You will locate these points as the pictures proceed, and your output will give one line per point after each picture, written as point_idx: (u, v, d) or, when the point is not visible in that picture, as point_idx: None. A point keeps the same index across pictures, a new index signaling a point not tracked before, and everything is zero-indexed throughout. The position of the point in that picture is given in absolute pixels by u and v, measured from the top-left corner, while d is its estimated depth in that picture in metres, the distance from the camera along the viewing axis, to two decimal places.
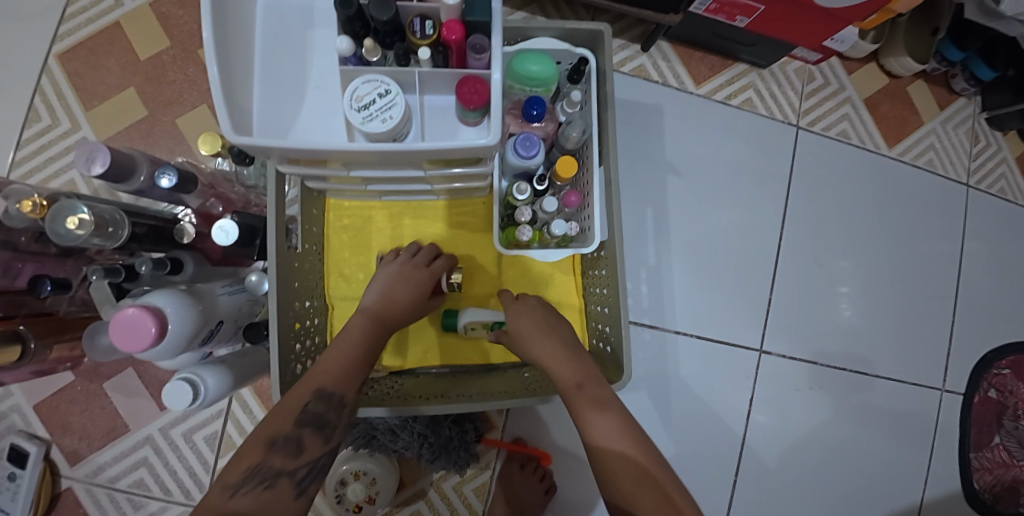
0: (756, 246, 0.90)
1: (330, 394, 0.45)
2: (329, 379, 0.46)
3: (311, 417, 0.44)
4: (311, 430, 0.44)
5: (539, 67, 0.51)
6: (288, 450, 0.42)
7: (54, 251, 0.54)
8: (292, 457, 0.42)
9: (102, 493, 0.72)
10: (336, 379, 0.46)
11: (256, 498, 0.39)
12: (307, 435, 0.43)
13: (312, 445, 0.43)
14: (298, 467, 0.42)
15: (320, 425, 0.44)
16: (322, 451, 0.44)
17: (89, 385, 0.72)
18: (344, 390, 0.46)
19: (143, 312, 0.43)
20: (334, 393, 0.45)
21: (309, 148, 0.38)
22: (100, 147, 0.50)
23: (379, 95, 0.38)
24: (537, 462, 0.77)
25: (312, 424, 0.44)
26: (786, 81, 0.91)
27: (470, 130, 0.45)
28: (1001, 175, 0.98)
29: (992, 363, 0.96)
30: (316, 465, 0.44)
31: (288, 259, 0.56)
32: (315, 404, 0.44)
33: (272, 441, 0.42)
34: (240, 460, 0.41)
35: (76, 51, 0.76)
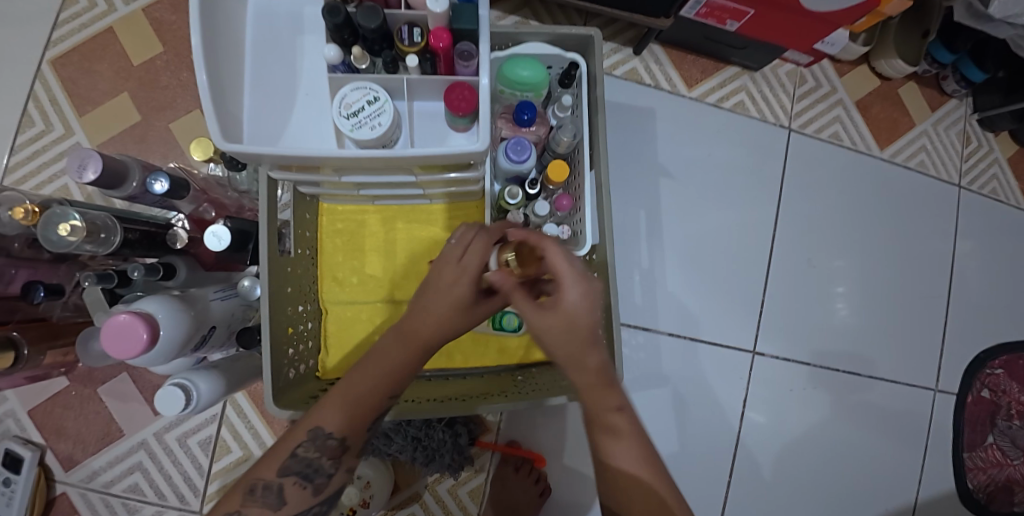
0: (749, 247, 0.90)
1: (324, 438, 0.40)
2: (355, 402, 0.40)
3: (298, 464, 0.40)
4: (295, 479, 0.40)
5: (529, 72, 0.51)
6: (267, 501, 0.39)
7: (47, 257, 0.55)
8: (272, 510, 0.39)
9: (97, 498, 0.72)
10: (341, 415, 0.40)
11: (281, 496, 0.40)
12: (289, 486, 0.40)
13: (294, 497, 0.40)
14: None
15: (307, 473, 0.41)
16: (308, 502, 0.41)
17: (84, 390, 0.73)
18: (346, 432, 0.41)
19: (135, 318, 0.43)
20: (330, 438, 0.40)
21: (299, 155, 0.38)
22: (92, 154, 0.50)
23: (368, 102, 0.39)
24: (532, 464, 0.77)
25: (297, 472, 0.40)
26: (779, 83, 0.92)
27: (461, 136, 0.45)
28: (992, 176, 0.99)
29: (984, 362, 0.97)
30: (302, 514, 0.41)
31: (282, 264, 0.56)
32: (306, 449, 0.40)
33: (252, 489, 0.40)
34: (274, 456, 0.41)
35: (70, 56, 0.76)
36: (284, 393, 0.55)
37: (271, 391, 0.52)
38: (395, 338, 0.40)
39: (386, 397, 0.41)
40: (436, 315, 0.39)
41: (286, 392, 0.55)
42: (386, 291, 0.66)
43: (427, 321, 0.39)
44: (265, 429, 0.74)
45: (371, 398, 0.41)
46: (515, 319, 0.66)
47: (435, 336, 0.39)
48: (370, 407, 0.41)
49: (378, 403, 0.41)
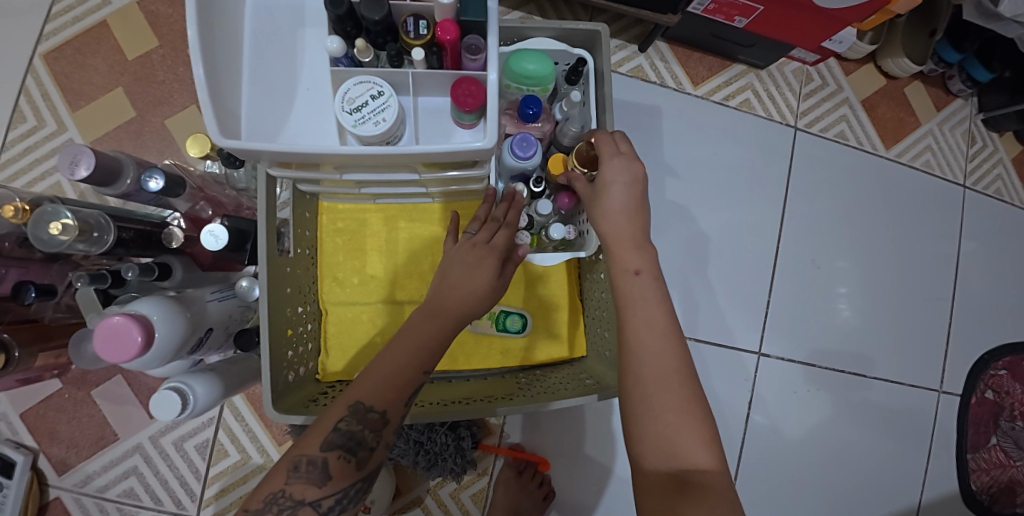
0: (754, 247, 0.89)
1: (366, 411, 0.39)
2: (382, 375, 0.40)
3: (342, 437, 0.38)
4: (340, 453, 0.38)
5: (536, 66, 0.50)
6: (311, 477, 0.37)
7: (40, 256, 0.53)
8: (316, 486, 0.37)
9: (90, 503, 0.71)
10: (381, 388, 0.40)
11: (326, 468, 0.37)
12: (334, 460, 0.38)
13: (340, 472, 0.38)
14: (323, 496, 0.37)
15: (352, 447, 0.38)
16: (353, 477, 0.38)
17: (77, 393, 0.71)
18: (387, 405, 0.40)
19: (128, 320, 0.41)
20: (371, 411, 0.39)
21: (301, 152, 0.37)
22: (85, 150, 0.49)
23: (373, 97, 0.38)
24: (535, 467, 0.76)
25: (342, 445, 0.38)
26: (784, 82, 0.91)
27: (466, 133, 0.43)
28: (997, 176, 0.98)
29: (988, 363, 0.96)
30: (346, 492, 0.38)
31: (280, 264, 0.55)
32: (348, 422, 0.38)
33: (295, 465, 0.37)
34: (315, 433, 0.39)
35: (62, 50, 0.74)
36: (283, 397, 0.53)
37: (271, 395, 0.50)
38: (425, 314, 0.44)
39: (420, 373, 0.42)
40: (463, 292, 0.46)
41: (285, 396, 0.54)
42: (387, 292, 0.65)
43: (454, 296, 0.45)
44: (263, 433, 0.73)
45: (406, 371, 0.41)
46: (519, 321, 0.65)
47: (463, 306, 0.45)
48: (407, 382, 0.41)
49: (414, 379, 0.41)
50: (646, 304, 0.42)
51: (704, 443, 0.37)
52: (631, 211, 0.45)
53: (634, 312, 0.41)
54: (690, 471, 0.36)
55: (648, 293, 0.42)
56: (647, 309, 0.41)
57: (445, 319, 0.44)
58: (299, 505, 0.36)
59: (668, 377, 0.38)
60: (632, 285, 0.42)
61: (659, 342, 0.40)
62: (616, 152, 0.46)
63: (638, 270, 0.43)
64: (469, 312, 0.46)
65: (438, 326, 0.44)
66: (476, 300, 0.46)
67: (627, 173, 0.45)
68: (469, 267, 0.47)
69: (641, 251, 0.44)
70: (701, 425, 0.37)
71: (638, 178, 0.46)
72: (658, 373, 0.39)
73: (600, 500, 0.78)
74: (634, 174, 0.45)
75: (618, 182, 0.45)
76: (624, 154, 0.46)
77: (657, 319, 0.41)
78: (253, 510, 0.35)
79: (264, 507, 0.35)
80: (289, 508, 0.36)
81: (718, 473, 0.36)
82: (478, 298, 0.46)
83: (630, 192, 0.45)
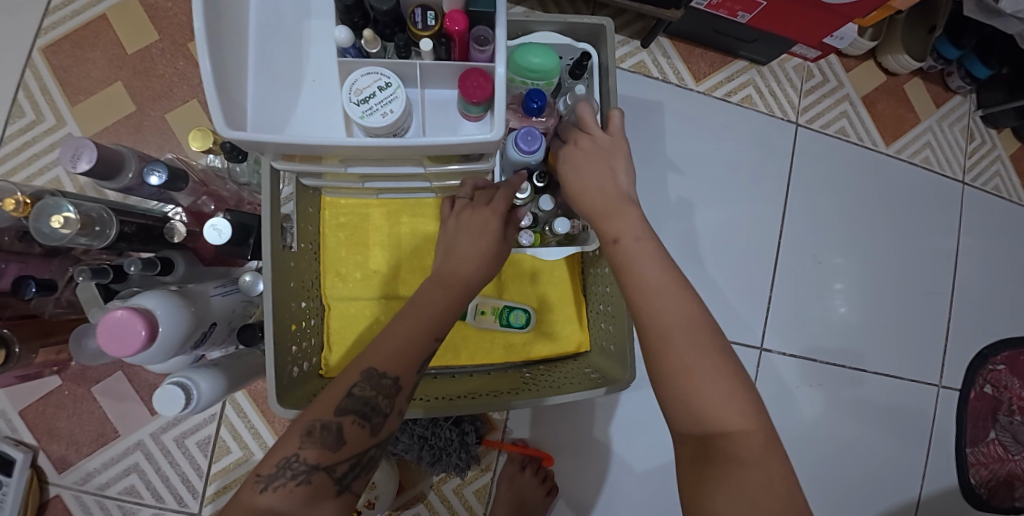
0: (756, 242, 0.89)
1: (380, 377, 0.39)
2: (396, 347, 0.41)
3: (356, 403, 0.38)
4: (354, 418, 0.38)
5: (541, 59, 0.50)
6: (326, 442, 0.37)
7: (39, 251, 0.52)
8: (330, 452, 0.37)
9: (91, 501, 0.70)
10: (395, 355, 0.40)
11: (341, 431, 0.37)
12: (349, 425, 0.38)
13: (355, 438, 0.38)
14: (336, 462, 0.37)
15: (367, 413, 0.38)
16: (367, 444, 0.38)
17: (77, 389, 0.70)
18: (400, 372, 0.40)
19: (132, 314, 0.41)
20: (384, 377, 0.39)
21: (309, 144, 0.37)
22: (86, 143, 0.48)
23: (380, 88, 0.37)
24: (539, 462, 0.76)
25: (357, 411, 0.38)
26: (786, 78, 0.91)
27: (472, 125, 0.43)
28: (995, 173, 0.99)
29: (987, 359, 0.97)
30: (359, 458, 0.38)
31: (285, 259, 0.54)
32: (362, 388, 0.38)
33: (310, 430, 0.37)
34: (327, 397, 0.39)
35: (61, 44, 0.73)
36: (288, 392, 0.53)
37: (275, 390, 0.50)
38: (432, 286, 0.45)
39: (432, 341, 0.43)
40: (471, 258, 0.47)
41: (290, 391, 0.54)
42: (390, 287, 0.65)
43: (466, 263, 0.46)
44: (265, 429, 0.73)
45: (424, 334, 0.42)
46: (522, 316, 0.65)
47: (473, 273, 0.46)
48: (422, 349, 0.42)
49: (428, 346, 0.42)
50: (650, 269, 0.39)
51: (723, 399, 0.34)
52: (603, 187, 0.45)
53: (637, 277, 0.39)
54: (714, 437, 0.34)
55: (648, 258, 0.40)
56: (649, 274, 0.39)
57: (457, 287, 0.45)
58: (314, 470, 0.36)
59: (679, 336, 0.36)
60: (631, 253, 0.41)
61: (666, 305, 0.37)
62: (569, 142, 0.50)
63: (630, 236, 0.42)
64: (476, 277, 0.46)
65: (451, 294, 0.44)
66: (481, 263, 0.47)
67: (581, 153, 0.48)
68: (474, 235, 0.48)
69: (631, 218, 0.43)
70: (720, 380, 0.35)
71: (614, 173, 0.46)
72: (668, 335, 0.36)
73: (602, 495, 0.78)
74: (590, 148, 0.47)
75: (575, 167, 0.47)
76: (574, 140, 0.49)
77: (662, 284, 0.39)
78: (266, 476, 0.35)
79: (277, 472, 0.35)
80: (303, 473, 0.35)
81: (749, 432, 0.34)
82: (483, 261, 0.47)
83: (591, 168, 0.46)
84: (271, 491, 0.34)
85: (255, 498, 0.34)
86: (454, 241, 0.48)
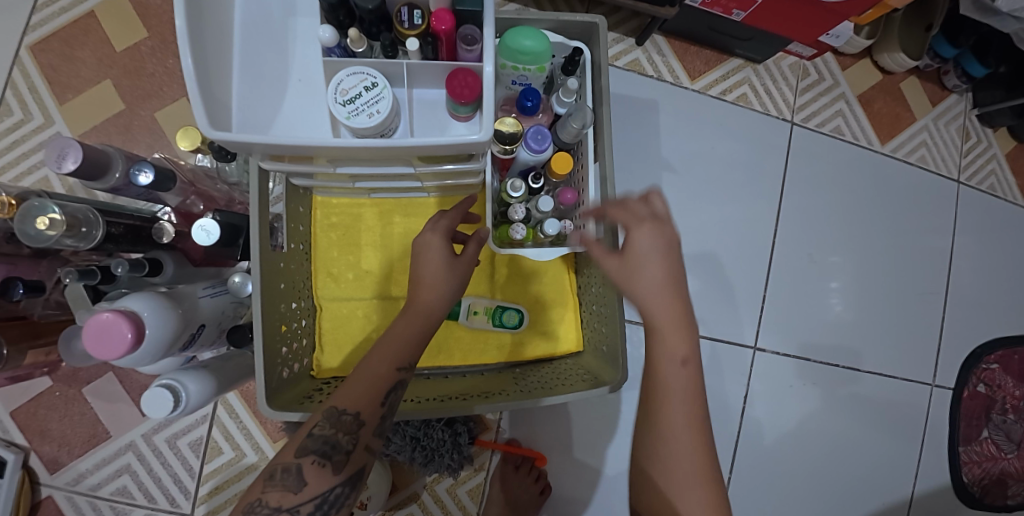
0: (750, 241, 0.89)
1: (339, 414, 0.40)
2: (363, 388, 0.41)
3: (316, 442, 0.39)
4: (314, 458, 0.38)
5: (532, 42, 0.47)
6: (288, 484, 0.38)
7: (28, 252, 0.52)
8: (292, 493, 0.37)
9: (83, 502, 0.70)
10: (357, 392, 0.41)
11: (303, 472, 0.38)
12: (308, 465, 0.38)
13: (316, 478, 0.38)
14: (300, 503, 0.37)
15: (326, 452, 0.39)
16: (329, 482, 0.38)
17: (68, 390, 0.70)
18: (360, 407, 0.41)
19: (118, 316, 0.41)
20: (344, 414, 0.40)
21: (294, 144, 0.36)
22: (72, 144, 0.48)
23: (366, 88, 0.37)
24: (532, 462, 0.76)
25: (316, 450, 0.39)
26: (781, 76, 0.91)
27: (462, 125, 0.43)
28: (991, 172, 0.99)
29: (981, 358, 0.97)
30: (324, 497, 0.38)
31: (273, 260, 0.54)
32: (321, 427, 0.39)
33: (272, 474, 0.38)
34: (293, 443, 0.40)
35: (50, 42, 0.73)
36: (277, 394, 0.53)
37: (265, 392, 0.50)
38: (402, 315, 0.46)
39: (395, 369, 0.43)
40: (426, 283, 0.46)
41: (279, 393, 0.53)
42: (383, 288, 0.65)
43: (421, 290, 0.46)
44: (257, 429, 0.72)
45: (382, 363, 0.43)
46: (515, 316, 0.65)
47: (429, 302, 0.46)
48: (384, 378, 0.42)
49: (389, 376, 0.43)
50: (685, 396, 0.39)
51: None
52: (673, 290, 0.41)
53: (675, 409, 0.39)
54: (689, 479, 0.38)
55: (687, 383, 0.39)
56: (685, 403, 0.39)
57: (422, 313, 0.45)
58: (277, 514, 0.37)
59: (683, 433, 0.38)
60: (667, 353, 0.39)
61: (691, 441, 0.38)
62: (645, 220, 0.41)
63: (684, 357, 0.39)
64: (440, 300, 0.46)
65: (412, 320, 0.45)
66: (438, 285, 0.46)
67: (660, 242, 0.41)
68: (434, 254, 0.47)
69: (687, 334, 0.40)
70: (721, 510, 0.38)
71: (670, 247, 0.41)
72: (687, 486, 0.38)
73: (595, 497, 0.78)
74: (668, 243, 0.41)
75: (650, 254, 0.40)
76: (651, 220, 0.41)
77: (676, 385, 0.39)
78: None
79: None
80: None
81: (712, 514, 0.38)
82: (438, 283, 0.46)
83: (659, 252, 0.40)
84: None
85: None
86: (421, 260, 0.48)
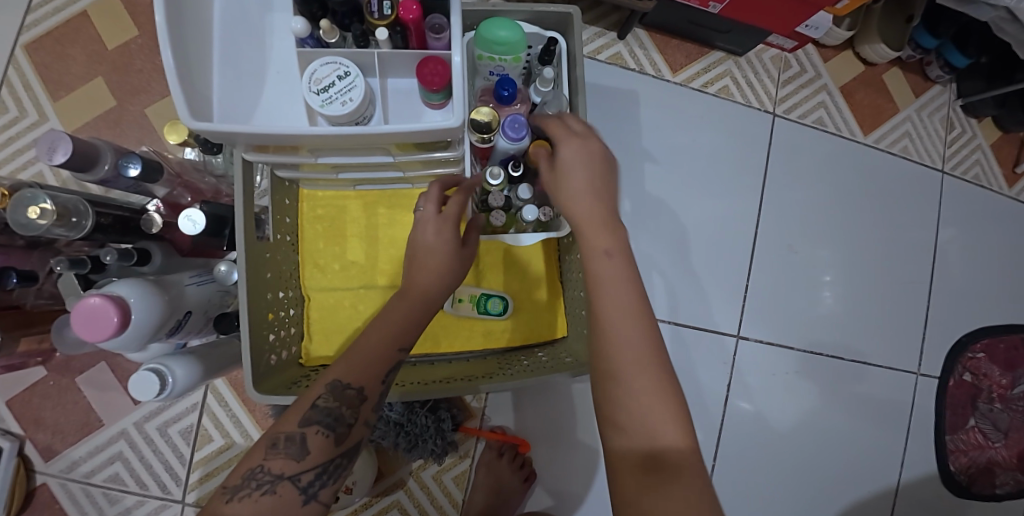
0: (734, 231, 0.90)
1: (344, 388, 0.40)
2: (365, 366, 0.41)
3: (320, 414, 0.39)
4: (318, 428, 0.39)
5: (507, 33, 0.48)
6: (289, 452, 0.37)
7: (21, 243, 0.53)
8: (294, 461, 0.37)
9: (77, 488, 0.71)
10: (359, 367, 0.41)
11: (308, 443, 0.38)
12: (312, 436, 0.38)
13: (319, 447, 0.38)
14: (301, 471, 0.37)
15: (331, 423, 0.39)
16: (331, 453, 0.39)
17: (61, 380, 0.71)
18: (364, 382, 0.41)
19: (106, 302, 0.42)
20: (348, 388, 0.40)
21: (268, 132, 0.38)
22: (62, 136, 0.49)
23: (339, 77, 0.39)
24: (516, 449, 0.77)
25: (321, 420, 0.39)
26: (763, 68, 0.92)
27: (436, 112, 0.45)
28: (975, 162, 1.00)
29: (966, 346, 0.98)
30: (325, 467, 0.39)
31: (259, 250, 0.55)
32: (325, 399, 0.39)
33: (274, 442, 0.38)
34: (293, 414, 0.40)
35: (43, 41, 0.74)
36: (265, 378, 0.54)
37: (252, 376, 0.51)
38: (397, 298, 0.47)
39: (397, 350, 0.44)
40: (422, 265, 0.48)
41: (267, 378, 0.55)
42: (369, 277, 0.66)
43: (422, 272, 0.48)
44: (246, 417, 0.74)
45: (384, 344, 0.43)
46: (499, 303, 0.66)
47: (430, 284, 0.47)
48: (386, 356, 0.43)
49: (391, 358, 0.43)
50: (618, 288, 0.39)
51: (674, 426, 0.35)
52: (593, 189, 0.44)
53: (605, 294, 0.39)
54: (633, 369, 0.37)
55: (619, 273, 0.40)
56: (617, 292, 0.39)
57: (419, 298, 0.46)
58: (279, 480, 0.36)
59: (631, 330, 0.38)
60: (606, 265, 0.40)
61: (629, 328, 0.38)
62: (573, 136, 0.47)
63: (609, 250, 0.41)
64: (437, 286, 0.47)
65: (413, 303, 0.46)
66: (442, 273, 0.48)
67: (582, 152, 0.45)
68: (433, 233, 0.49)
69: (610, 229, 0.42)
70: (673, 404, 0.36)
71: (594, 155, 0.45)
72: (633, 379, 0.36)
73: (580, 483, 0.79)
74: (591, 151, 0.46)
75: (574, 162, 0.45)
76: (575, 135, 0.46)
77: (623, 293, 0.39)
78: (233, 487, 0.36)
79: (242, 483, 0.36)
80: (268, 483, 0.36)
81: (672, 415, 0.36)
82: (442, 269, 0.48)
83: (587, 161, 0.45)
84: (236, 501, 0.35)
85: (222, 507, 0.35)
86: (419, 242, 0.49)
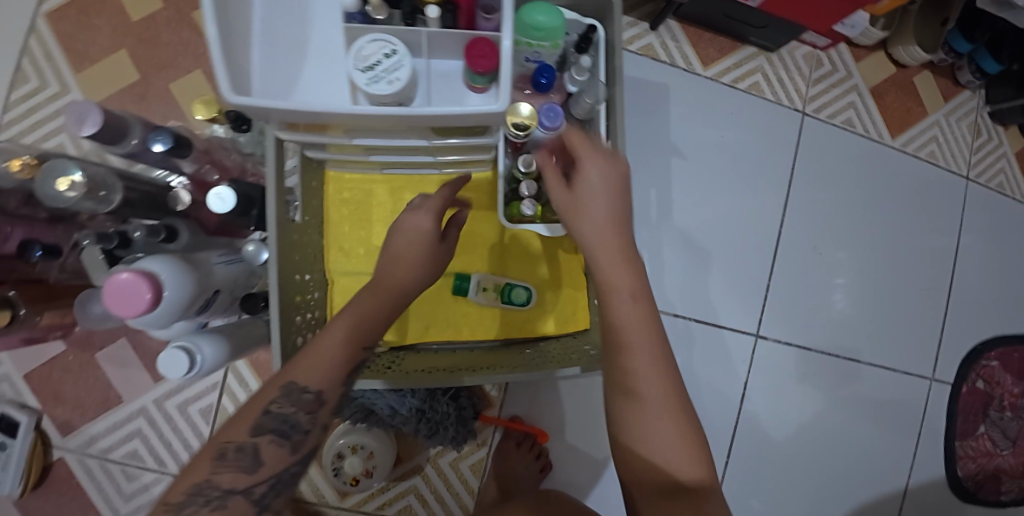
0: (756, 231, 0.90)
1: (300, 392, 0.39)
2: (318, 373, 0.40)
3: (273, 421, 0.38)
4: (272, 437, 0.38)
5: (546, 18, 0.47)
6: (241, 465, 0.36)
7: (43, 216, 0.51)
8: (245, 474, 0.36)
9: (94, 464, 0.71)
10: (314, 369, 0.40)
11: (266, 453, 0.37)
12: (265, 445, 0.37)
13: (272, 456, 0.37)
14: (255, 483, 0.36)
15: (285, 431, 0.38)
16: (285, 461, 0.38)
17: (82, 355, 0.71)
18: (323, 385, 0.40)
19: (138, 278, 0.41)
20: (305, 392, 0.39)
21: (314, 109, 0.37)
22: (91, 107, 0.48)
23: (386, 55, 0.37)
24: (534, 439, 0.77)
25: (274, 429, 0.38)
26: (794, 65, 0.91)
27: (478, 97, 0.44)
28: (1001, 170, 0.99)
29: (981, 354, 0.97)
30: (279, 477, 0.38)
31: (288, 231, 0.54)
32: (280, 405, 0.38)
33: (222, 454, 0.36)
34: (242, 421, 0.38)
35: (67, 10, 0.73)
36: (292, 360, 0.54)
37: (281, 358, 0.51)
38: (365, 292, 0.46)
39: (362, 349, 0.43)
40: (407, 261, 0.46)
41: None
42: None
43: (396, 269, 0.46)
44: None
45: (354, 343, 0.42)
46: (524, 294, 0.66)
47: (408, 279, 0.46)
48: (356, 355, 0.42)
49: (355, 356, 0.43)
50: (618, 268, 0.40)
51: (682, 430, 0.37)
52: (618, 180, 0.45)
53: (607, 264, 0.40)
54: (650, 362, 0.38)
55: (624, 249, 0.41)
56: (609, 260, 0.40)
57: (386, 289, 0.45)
58: (230, 494, 0.35)
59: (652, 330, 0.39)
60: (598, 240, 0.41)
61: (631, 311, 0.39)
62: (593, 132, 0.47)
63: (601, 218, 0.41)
64: (412, 278, 0.46)
65: (379, 298, 0.45)
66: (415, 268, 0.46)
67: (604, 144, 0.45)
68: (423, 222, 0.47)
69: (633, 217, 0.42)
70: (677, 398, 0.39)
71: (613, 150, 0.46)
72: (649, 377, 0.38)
73: (594, 475, 0.79)
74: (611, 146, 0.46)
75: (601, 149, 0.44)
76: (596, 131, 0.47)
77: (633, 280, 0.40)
78: (176, 504, 0.34)
79: (187, 499, 0.34)
80: (217, 498, 0.35)
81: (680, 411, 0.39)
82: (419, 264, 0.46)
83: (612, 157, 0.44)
84: None
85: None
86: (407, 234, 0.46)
